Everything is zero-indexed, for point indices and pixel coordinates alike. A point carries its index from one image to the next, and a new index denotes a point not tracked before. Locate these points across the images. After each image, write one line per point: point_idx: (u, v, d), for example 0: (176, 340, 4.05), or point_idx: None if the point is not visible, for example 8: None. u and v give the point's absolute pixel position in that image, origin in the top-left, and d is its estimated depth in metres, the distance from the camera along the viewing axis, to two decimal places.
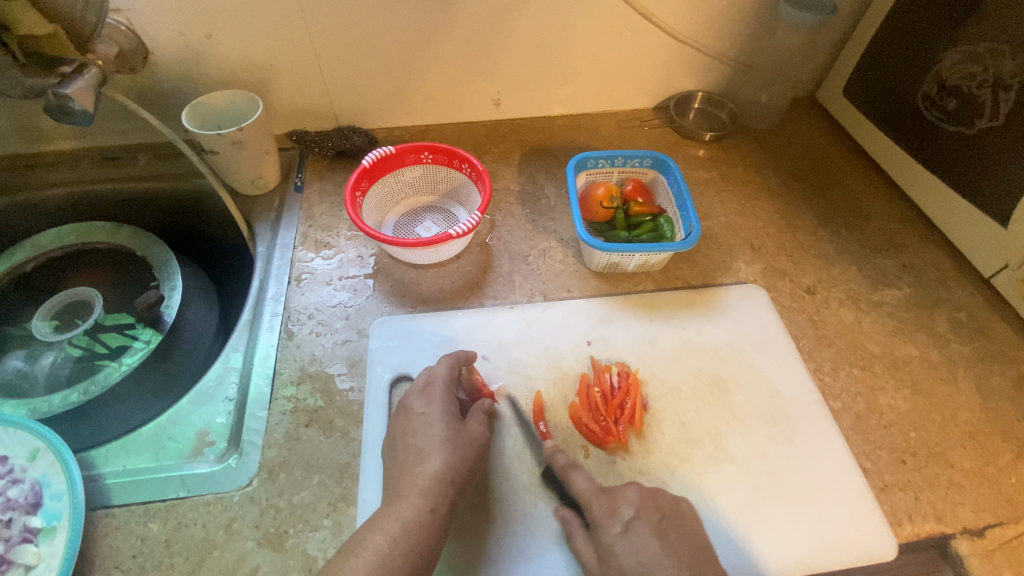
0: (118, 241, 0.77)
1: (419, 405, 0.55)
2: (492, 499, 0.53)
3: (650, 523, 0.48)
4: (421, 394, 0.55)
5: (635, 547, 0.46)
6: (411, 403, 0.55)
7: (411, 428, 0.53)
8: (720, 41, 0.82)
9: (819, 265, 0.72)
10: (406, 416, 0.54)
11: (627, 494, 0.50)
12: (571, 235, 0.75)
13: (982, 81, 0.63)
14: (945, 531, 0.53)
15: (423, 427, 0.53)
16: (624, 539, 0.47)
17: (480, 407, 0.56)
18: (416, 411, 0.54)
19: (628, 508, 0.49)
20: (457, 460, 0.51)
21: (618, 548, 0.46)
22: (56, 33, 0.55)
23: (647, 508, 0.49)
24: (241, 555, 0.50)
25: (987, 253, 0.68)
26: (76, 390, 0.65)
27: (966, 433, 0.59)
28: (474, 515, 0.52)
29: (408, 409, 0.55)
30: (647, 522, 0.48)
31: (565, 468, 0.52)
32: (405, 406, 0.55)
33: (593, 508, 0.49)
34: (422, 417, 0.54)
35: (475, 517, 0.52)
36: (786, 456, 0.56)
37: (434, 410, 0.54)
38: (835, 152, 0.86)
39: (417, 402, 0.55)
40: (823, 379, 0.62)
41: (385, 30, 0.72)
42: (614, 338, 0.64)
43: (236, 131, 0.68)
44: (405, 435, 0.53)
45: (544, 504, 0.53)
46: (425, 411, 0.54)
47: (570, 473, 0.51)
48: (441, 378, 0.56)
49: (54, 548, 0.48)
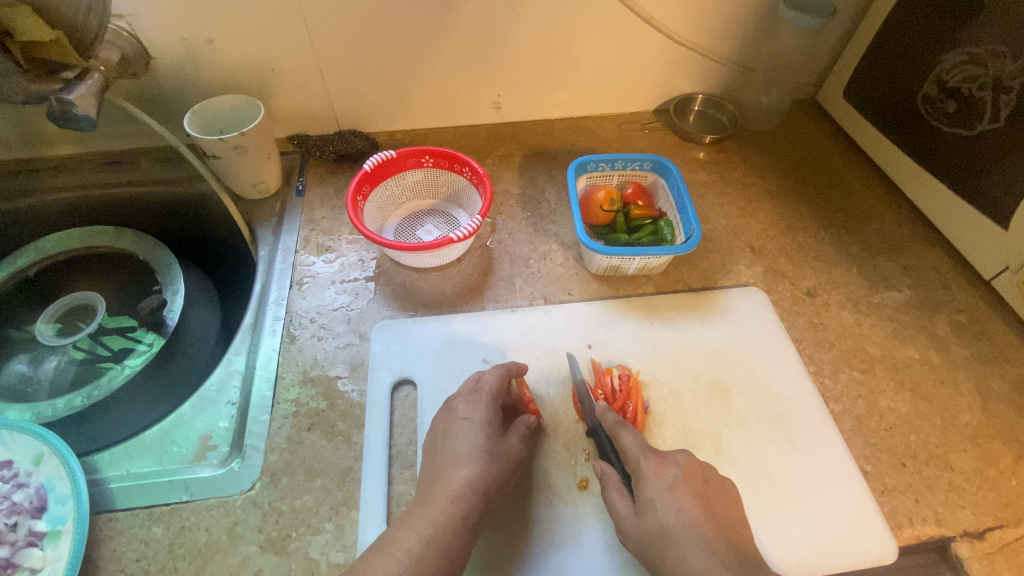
0: (120, 246, 0.78)
1: (462, 410, 0.55)
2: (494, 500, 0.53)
3: (694, 487, 0.50)
4: (468, 398, 0.56)
5: (676, 504, 0.49)
6: (456, 406, 0.55)
7: (451, 431, 0.54)
8: (720, 44, 0.82)
9: (819, 268, 0.73)
10: (449, 418, 0.55)
11: (676, 457, 0.52)
12: (572, 238, 0.75)
13: (983, 83, 0.63)
14: (945, 533, 0.53)
15: (460, 433, 0.53)
16: (667, 496, 0.49)
17: (525, 421, 0.56)
18: (460, 415, 0.54)
19: (675, 470, 0.51)
20: (458, 463, 0.51)
21: (658, 503, 0.49)
22: (59, 40, 0.56)
23: (694, 473, 0.51)
24: (244, 558, 0.50)
25: (987, 255, 0.68)
26: (80, 394, 0.66)
27: (966, 436, 0.59)
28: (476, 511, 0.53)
29: (451, 411, 0.55)
30: (692, 485, 0.50)
31: (615, 426, 0.54)
32: (449, 409, 0.55)
33: (640, 464, 0.52)
34: (464, 422, 0.54)
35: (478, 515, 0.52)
36: (786, 460, 0.57)
37: (479, 417, 0.54)
38: (835, 155, 0.86)
39: (462, 407, 0.55)
40: (823, 382, 0.63)
41: (386, 34, 0.73)
42: (615, 341, 0.64)
43: (238, 136, 0.68)
44: (445, 439, 0.53)
45: (545, 507, 0.53)
46: (469, 417, 0.54)
47: (619, 431, 0.54)
48: (491, 387, 0.56)
49: (59, 552, 0.48)
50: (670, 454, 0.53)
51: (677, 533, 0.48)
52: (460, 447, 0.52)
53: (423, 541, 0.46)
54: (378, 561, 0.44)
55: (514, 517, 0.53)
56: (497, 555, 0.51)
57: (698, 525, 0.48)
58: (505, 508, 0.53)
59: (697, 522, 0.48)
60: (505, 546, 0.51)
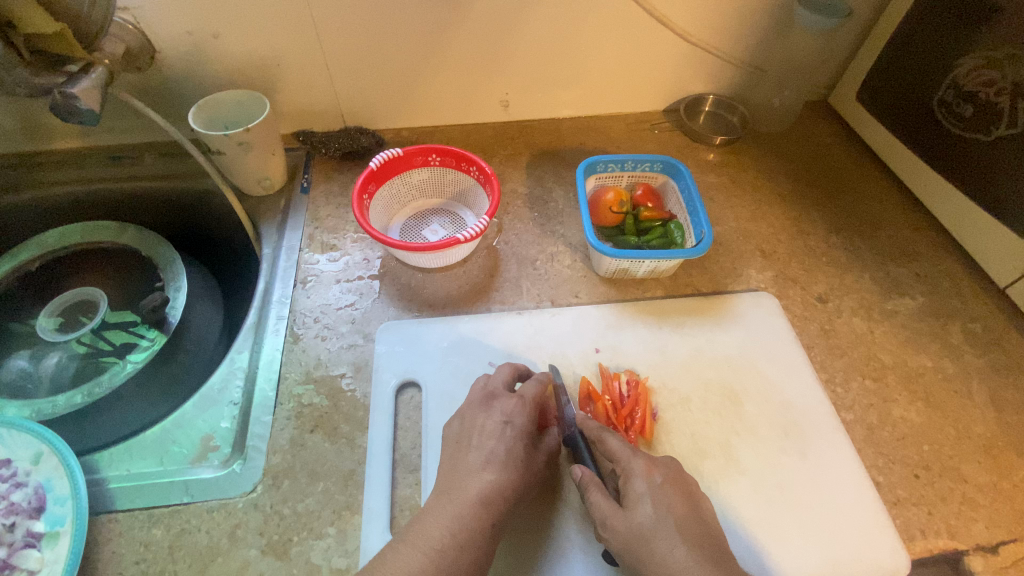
0: (123, 241, 0.76)
1: (504, 412, 0.54)
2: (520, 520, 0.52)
3: (682, 490, 0.49)
4: (510, 399, 0.55)
5: (666, 502, 0.47)
6: (498, 406, 0.54)
7: (486, 431, 0.53)
8: (733, 44, 0.81)
9: (831, 273, 0.71)
10: (486, 417, 0.53)
11: (666, 461, 0.51)
12: (580, 239, 0.74)
13: (1000, 89, 0.62)
14: (958, 547, 0.52)
15: (496, 436, 0.52)
16: (657, 493, 0.47)
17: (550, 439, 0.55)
18: (499, 414, 0.54)
19: (665, 470, 0.49)
20: (490, 465, 0.50)
21: (648, 499, 0.47)
22: (64, 32, 0.55)
23: (682, 479, 0.50)
24: (245, 562, 0.49)
25: (1004, 263, 0.67)
26: (80, 392, 0.64)
27: (980, 448, 0.58)
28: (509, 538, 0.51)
29: (491, 409, 0.54)
30: (679, 486, 0.49)
31: (598, 430, 0.52)
32: (487, 406, 0.54)
33: (628, 462, 0.50)
34: (503, 425, 0.53)
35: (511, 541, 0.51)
36: (797, 469, 0.56)
37: (519, 423, 0.53)
38: (847, 159, 0.85)
39: (502, 407, 0.54)
40: (835, 390, 0.62)
41: (395, 29, 0.72)
42: (624, 346, 0.63)
43: (243, 132, 0.67)
44: (477, 436, 0.52)
45: (557, 514, 0.53)
46: (509, 421, 0.53)
47: (605, 435, 0.52)
48: (534, 395, 0.55)
49: (57, 553, 0.48)
50: (659, 457, 0.51)
51: (664, 530, 0.45)
52: (495, 444, 0.52)
53: (439, 532, 0.46)
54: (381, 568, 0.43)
55: (532, 523, 0.52)
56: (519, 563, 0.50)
57: (684, 524, 0.46)
58: (524, 513, 0.52)
59: (683, 521, 0.46)
60: (525, 552, 0.50)
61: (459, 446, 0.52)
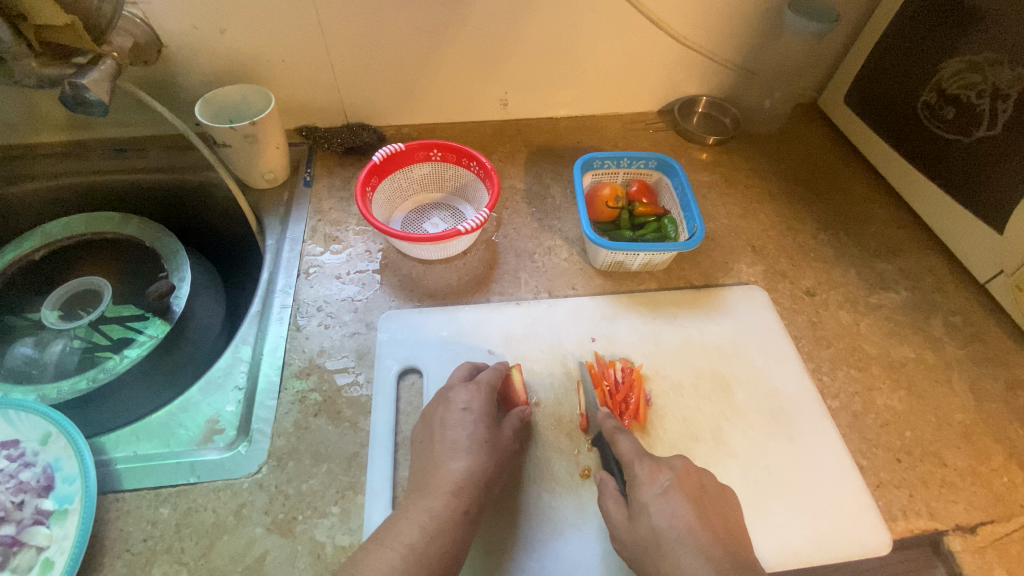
0: (127, 231, 0.77)
1: (460, 400, 0.56)
2: (513, 506, 0.54)
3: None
4: (465, 388, 0.56)
5: (673, 507, 0.48)
6: (454, 395, 0.56)
7: (448, 421, 0.54)
8: (725, 47, 0.83)
9: (819, 268, 0.74)
10: (446, 408, 0.55)
11: (673, 462, 0.52)
12: (577, 233, 0.76)
13: (981, 91, 0.64)
14: (938, 527, 0.54)
15: (457, 423, 0.54)
16: (664, 500, 0.49)
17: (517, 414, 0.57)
18: (458, 404, 0.55)
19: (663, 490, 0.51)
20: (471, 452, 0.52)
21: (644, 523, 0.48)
22: (73, 24, 0.57)
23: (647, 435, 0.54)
24: (251, 540, 0.50)
25: (983, 259, 0.69)
26: (85, 378, 0.65)
27: (960, 434, 0.60)
28: (500, 523, 0.53)
29: (449, 400, 0.56)
30: (686, 490, 0.50)
31: (612, 432, 0.54)
32: (446, 398, 0.56)
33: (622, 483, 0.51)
34: (462, 412, 0.55)
35: (501, 525, 0.53)
36: (784, 453, 0.58)
37: (478, 407, 0.55)
38: (835, 159, 0.87)
39: (460, 396, 0.56)
40: (822, 378, 0.64)
41: (397, 27, 0.73)
42: (619, 335, 0.65)
43: (249, 125, 0.69)
44: (441, 427, 0.54)
45: (535, 497, 0.54)
46: (469, 407, 0.55)
47: (618, 436, 0.54)
48: (489, 381, 0.57)
49: (66, 530, 0.49)
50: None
51: (668, 539, 0.47)
52: (478, 431, 0.54)
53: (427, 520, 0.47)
54: (368, 550, 0.46)
55: (514, 506, 0.54)
56: (504, 543, 0.52)
57: (692, 531, 0.47)
58: (501, 492, 0.54)
59: (692, 527, 0.47)
60: (503, 530, 0.52)
61: (427, 441, 0.54)
